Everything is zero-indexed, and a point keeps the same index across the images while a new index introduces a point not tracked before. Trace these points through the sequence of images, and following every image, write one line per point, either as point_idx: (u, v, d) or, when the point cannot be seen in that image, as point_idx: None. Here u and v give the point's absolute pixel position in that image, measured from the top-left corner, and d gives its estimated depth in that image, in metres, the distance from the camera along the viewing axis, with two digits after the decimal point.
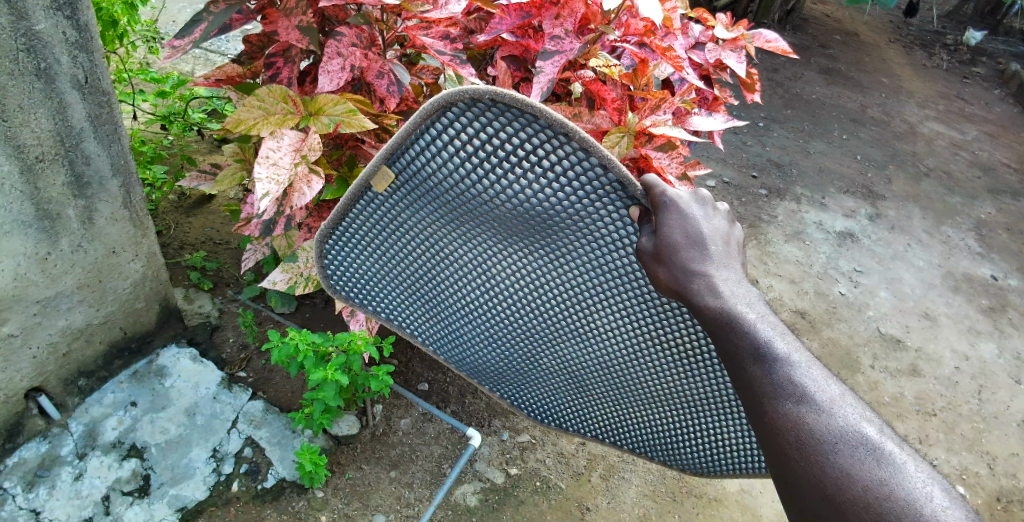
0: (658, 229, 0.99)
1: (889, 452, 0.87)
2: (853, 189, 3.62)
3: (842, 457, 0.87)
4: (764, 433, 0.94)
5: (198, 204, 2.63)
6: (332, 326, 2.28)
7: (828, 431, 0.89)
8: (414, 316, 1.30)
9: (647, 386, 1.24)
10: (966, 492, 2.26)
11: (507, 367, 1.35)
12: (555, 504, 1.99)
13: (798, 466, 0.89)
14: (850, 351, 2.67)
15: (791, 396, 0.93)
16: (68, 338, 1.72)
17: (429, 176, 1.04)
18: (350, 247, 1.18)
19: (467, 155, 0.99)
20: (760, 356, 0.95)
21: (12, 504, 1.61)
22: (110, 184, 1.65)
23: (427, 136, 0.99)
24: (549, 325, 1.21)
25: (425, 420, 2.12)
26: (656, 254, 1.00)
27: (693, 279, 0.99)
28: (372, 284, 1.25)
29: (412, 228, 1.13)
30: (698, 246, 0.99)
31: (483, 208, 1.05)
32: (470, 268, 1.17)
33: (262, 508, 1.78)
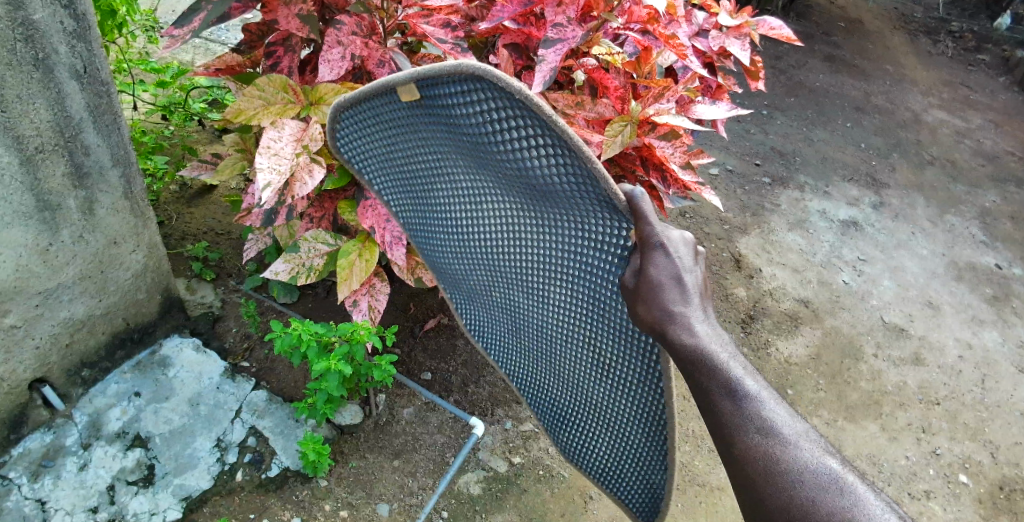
0: (642, 267, 0.92)
1: (851, 484, 0.88)
2: (856, 177, 3.60)
3: (809, 488, 0.87)
4: (729, 463, 0.93)
5: (199, 194, 2.62)
6: (334, 316, 2.26)
7: (794, 464, 0.89)
8: (415, 212, 1.24)
9: (587, 393, 1.19)
10: (967, 481, 2.28)
11: (483, 301, 1.30)
12: (558, 493, 2.00)
13: (766, 495, 0.89)
14: (853, 339, 2.68)
15: (759, 429, 0.91)
16: (70, 330, 1.72)
17: (446, 116, 0.94)
18: (365, 120, 1.09)
19: (483, 117, 0.90)
20: (731, 392, 0.92)
21: (18, 494, 1.62)
22: (109, 174, 1.65)
23: (459, 86, 0.88)
24: (526, 293, 1.15)
25: (428, 409, 2.12)
26: (637, 291, 0.93)
27: (670, 320, 0.92)
28: (379, 163, 1.18)
29: (425, 144, 1.05)
30: (683, 290, 0.92)
31: (491, 164, 0.98)
32: (468, 206, 1.10)
33: (266, 497, 1.79)
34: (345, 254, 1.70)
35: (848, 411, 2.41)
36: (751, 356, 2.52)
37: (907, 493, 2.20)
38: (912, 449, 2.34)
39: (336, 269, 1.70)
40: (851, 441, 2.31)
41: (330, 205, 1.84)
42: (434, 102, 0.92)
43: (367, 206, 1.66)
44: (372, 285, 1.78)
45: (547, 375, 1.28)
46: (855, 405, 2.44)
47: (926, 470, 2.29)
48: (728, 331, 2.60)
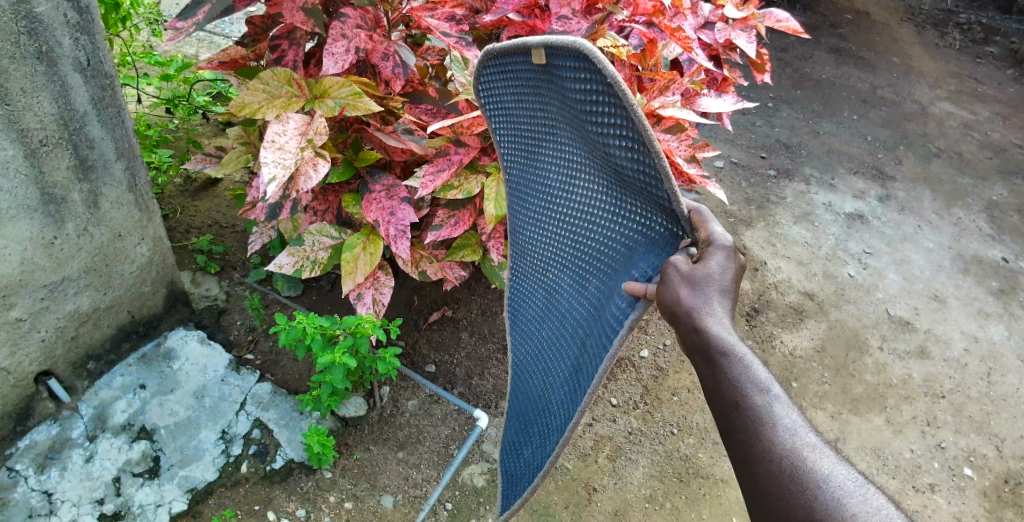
0: (699, 259, 0.93)
1: (873, 494, 0.86)
2: (862, 169, 3.57)
3: (832, 489, 0.86)
4: (749, 463, 0.91)
5: (204, 188, 2.63)
6: (338, 309, 2.27)
7: (816, 465, 0.88)
8: (512, 179, 1.22)
9: (553, 393, 1.16)
10: (972, 474, 2.27)
11: (532, 279, 1.26)
12: (561, 485, 2.00)
13: (788, 495, 0.87)
14: (859, 332, 2.67)
15: (782, 430, 0.91)
16: (76, 323, 1.72)
17: (561, 88, 0.91)
18: (496, 71, 1.05)
19: (588, 96, 0.86)
20: (756, 391, 0.93)
21: (25, 486, 1.63)
22: (114, 167, 1.65)
23: (581, 66, 0.84)
24: (572, 282, 1.12)
25: (432, 401, 2.12)
26: (690, 274, 0.91)
27: (706, 310, 0.94)
28: (492, 116, 1.14)
29: (541, 110, 1.01)
30: (725, 295, 0.96)
31: (588, 145, 0.94)
32: (557, 182, 1.07)
33: (271, 489, 1.81)
34: (349, 248, 1.71)
35: (852, 404, 2.40)
36: (754, 349, 2.52)
37: (912, 486, 2.20)
38: (917, 442, 2.33)
39: (340, 263, 1.70)
40: (856, 434, 2.31)
41: (334, 198, 1.85)
42: (555, 69, 0.89)
43: (371, 199, 1.67)
44: (377, 278, 1.78)
45: (540, 369, 1.24)
46: (861, 398, 2.43)
47: (931, 463, 2.28)
48: (732, 325, 2.59)
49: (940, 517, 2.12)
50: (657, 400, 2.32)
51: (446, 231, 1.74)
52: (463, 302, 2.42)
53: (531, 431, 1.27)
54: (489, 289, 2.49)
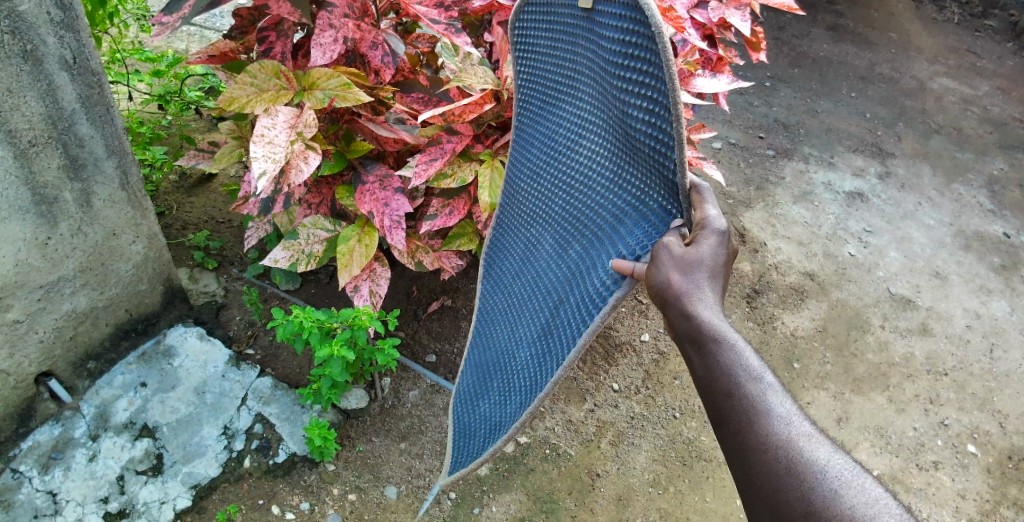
0: (693, 243, 0.90)
1: (868, 482, 0.87)
2: (861, 147, 3.55)
3: (829, 481, 0.86)
4: (744, 454, 0.91)
5: (199, 183, 2.61)
6: (337, 302, 2.26)
7: (812, 456, 0.88)
8: (532, 124, 1.23)
9: (522, 351, 1.14)
10: (976, 451, 2.27)
11: (523, 233, 1.26)
12: (565, 471, 2.01)
13: (785, 487, 0.87)
14: (860, 312, 2.66)
15: (776, 421, 0.90)
16: (73, 323, 1.72)
17: (602, 40, 0.92)
18: (551, 10, 1.06)
19: (625, 52, 0.86)
20: (749, 382, 0.91)
21: (29, 486, 1.64)
22: (105, 165, 1.63)
23: (628, 19, 0.85)
24: (560, 242, 1.12)
25: (434, 391, 2.12)
26: (683, 259, 0.89)
27: (696, 296, 0.92)
28: (533, 54, 1.15)
29: (578, 62, 1.02)
30: (717, 280, 0.93)
31: (609, 105, 0.95)
32: (573, 136, 1.08)
33: (274, 483, 1.81)
34: (345, 241, 1.70)
35: (855, 384, 2.40)
36: (756, 331, 2.51)
37: (916, 464, 2.20)
38: (920, 420, 2.33)
39: (335, 256, 1.69)
40: (859, 413, 2.31)
41: (328, 190, 1.83)
42: (604, 19, 0.90)
43: (364, 191, 1.66)
44: (373, 270, 1.77)
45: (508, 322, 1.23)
46: (863, 377, 2.43)
47: (934, 441, 2.28)
48: (732, 307, 2.58)
49: (943, 495, 2.12)
50: (659, 384, 2.32)
51: (441, 221, 1.73)
52: (463, 290, 2.41)
53: (488, 386, 1.25)
54: None
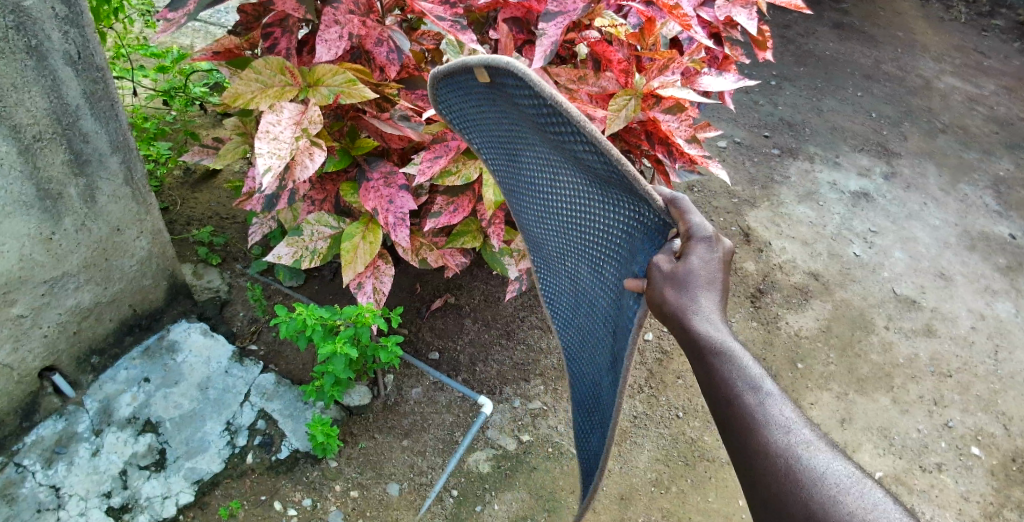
0: (683, 256, 0.92)
1: (871, 489, 0.85)
2: (866, 146, 3.53)
3: (829, 485, 0.84)
4: (745, 462, 0.91)
5: (203, 179, 2.61)
6: (340, 299, 2.26)
7: (812, 462, 0.87)
8: (505, 178, 1.21)
9: (601, 382, 1.16)
10: (979, 453, 2.26)
11: (554, 267, 1.25)
12: (567, 469, 2.01)
13: (786, 493, 0.86)
14: (864, 312, 2.65)
15: (776, 427, 0.91)
16: (77, 318, 1.72)
17: (516, 97, 0.91)
18: (456, 91, 1.05)
19: (537, 105, 0.86)
20: (747, 388, 0.93)
21: (32, 481, 1.64)
22: (110, 161, 1.63)
23: (522, 78, 0.84)
24: (586, 269, 1.11)
25: (437, 388, 2.12)
26: (673, 275, 0.91)
27: (693, 309, 0.95)
28: (467, 125, 1.14)
29: (508, 117, 1.00)
30: (712, 288, 0.96)
31: (557, 146, 0.94)
32: (543, 180, 1.06)
33: (277, 479, 1.81)
34: (349, 237, 1.69)
35: (859, 384, 2.39)
36: (759, 330, 2.51)
37: (919, 465, 2.19)
38: (924, 421, 2.32)
39: (340, 253, 1.69)
40: (863, 414, 2.30)
41: (332, 187, 1.83)
42: (504, 83, 0.89)
43: (369, 188, 1.66)
44: (377, 267, 1.77)
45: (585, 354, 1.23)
46: (867, 378, 2.42)
47: (937, 442, 2.28)
48: (736, 307, 2.58)
49: (947, 497, 2.12)
50: (661, 383, 2.31)
51: (445, 218, 1.73)
52: (466, 288, 2.41)
53: (589, 417, 1.28)
54: (492, 274, 2.48)
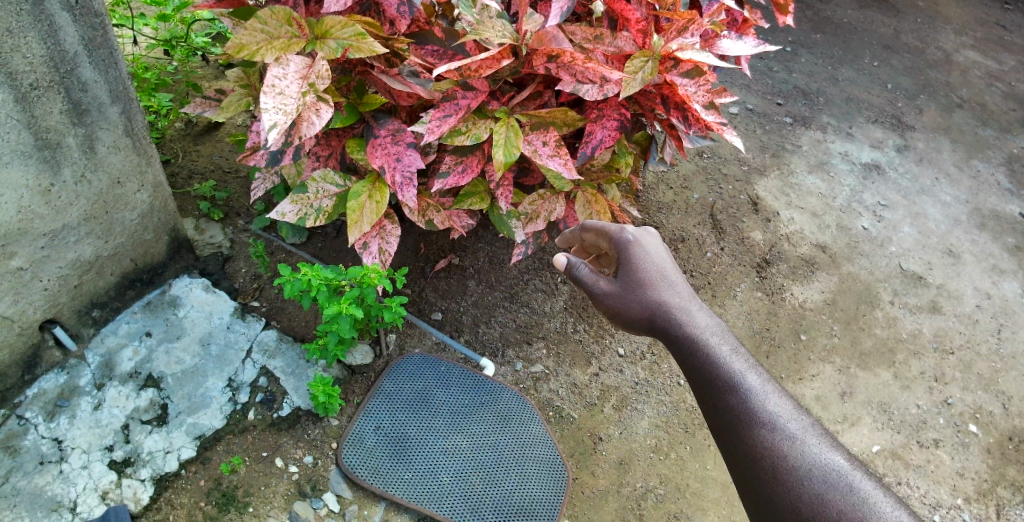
0: (633, 261, 1.42)
1: (858, 482, 1.06)
2: (881, 118, 3.46)
3: (819, 483, 1.07)
4: (740, 457, 1.16)
5: (205, 131, 2.55)
6: (344, 257, 2.23)
7: (801, 460, 1.10)
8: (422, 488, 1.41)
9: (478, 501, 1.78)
10: (977, 431, 2.27)
11: None
12: (567, 434, 2.03)
13: (777, 488, 1.10)
14: (870, 286, 2.63)
15: (767, 426, 1.16)
16: (78, 271, 1.70)
17: None
18: None
19: None
20: (738, 389, 1.21)
21: (35, 433, 1.65)
22: (109, 111, 1.59)
23: None
24: None
25: (438, 349, 2.13)
26: (638, 283, 1.39)
27: (663, 305, 1.36)
28: None
29: None
30: (669, 280, 1.39)
31: None
32: None
33: (278, 436, 1.82)
34: (355, 196, 1.66)
35: (861, 358, 2.39)
36: (764, 301, 2.50)
37: (917, 441, 2.21)
38: (924, 398, 2.33)
39: (345, 211, 1.65)
40: (863, 389, 2.31)
41: (337, 143, 1.78)
42: None
43: (376, 145, 1.62)
44: (382, 227, 1.73)
45: (423, 432, 1.92)
46: (869, 352, 2.42)
47: (936, 418, 2.29)
48: (741, 277, 2.56)
49: (942, 473, 2.14)
50: (664, 352, 2.29)
51: (453, 179, 1.68)
52: (471, 249, 2.38)
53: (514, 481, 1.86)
54: (497, 236, 2.44)
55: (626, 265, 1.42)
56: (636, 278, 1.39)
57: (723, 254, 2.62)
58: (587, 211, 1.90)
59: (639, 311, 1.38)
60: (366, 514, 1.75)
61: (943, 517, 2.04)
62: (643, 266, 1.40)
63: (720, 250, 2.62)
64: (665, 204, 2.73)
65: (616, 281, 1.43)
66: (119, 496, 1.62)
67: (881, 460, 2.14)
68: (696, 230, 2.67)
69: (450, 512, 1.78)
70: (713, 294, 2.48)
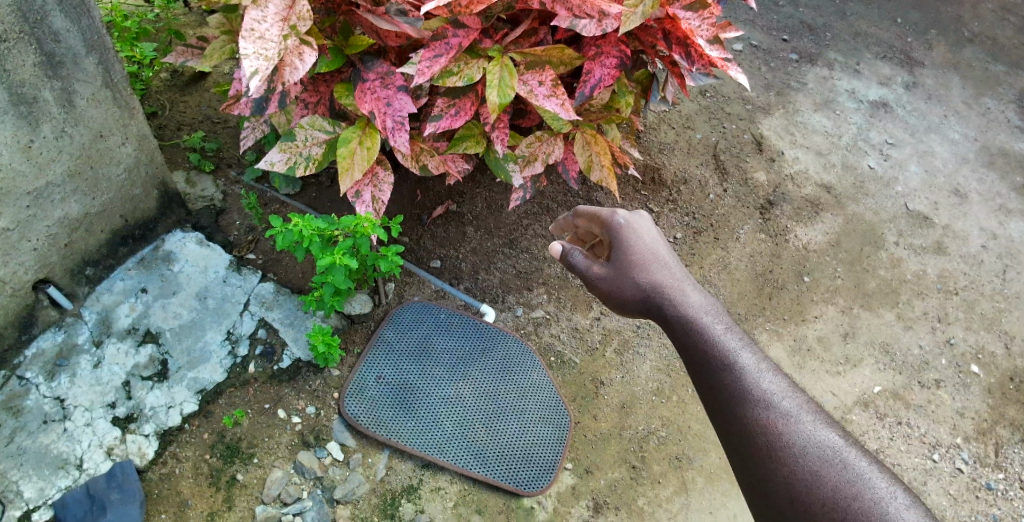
0: (625, 243, 1.39)
1: (854, 458, 1.00)
2: (890, 54, 3.34)
3: (813, 460, 1.01)
4: (734, 437, 1.11)
5: (192, 81, 2.47)
6: (339, 207, 2.19)
7: (795, 436, 1.05)
8: None
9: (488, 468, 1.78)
10: (979, 371, 2.27)
11: None
12: (569, 379, 2.03)
13: (769, 466, 1.04)
14: (875, 227, 2.59)
15: (760, 402, 1.10)
16: (67, 230, 1.67)
17: None
18: None
19: None
20: (730, 367, 1.16)
21: (37, 393, 1.65)
22: (85, 62, 1.53)
23: None
24: None
25: (438, 297, 2.12)
26: (632, 264, 1.37)
27: (656, 286, 1.33)
28: None
29: None
30: (661, 261, 1.36)
31: None
32: None
33: (280, 387, 1.82)
34: (345, 143, 1.60)
35: (864, 299, 2.38)
36: (767, 244, 2.46)
37: (918, 381, 2.21)
38: (926, 338, 2.32)
39: (336, 159, 1.60)
40: (866, 329, 2.30)
41: (326, 88, 1.72)
42: None
43: (365, 89, 1.56)
44: (375, 174, 1.69)
45: (425, 380, 1.93)
46: (873, 293, 2.40)
47: (938, 359, 2.29)
48: (744, 219, 2.52)
49: (942, 412, 2.15)
50: None
51: (447, 122, 1.63)
52: (468, 195, 2.33)
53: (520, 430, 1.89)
54: (495, 181, 2.38)
55: (619, 247, 1.40)
56: (628, 260, 1.37)
57: (726, 196, 2.57)
58: (586, 153, 1.85)
59: (633, 293, 1.36)
60: (370, 462, 1.76)
61: (942, 456, 2.06)
62: (635, 248, 1.38)
63: (723, 192, 2.57)
64: (667, 145, 2.67)
65: (609, 264, 1.41)
66: (124, 451, 1.64)
67: (883, 399, 2.15)
68: (698, 171, 2.61)
69: (451, 458, 1.79)
70: (715, 238, 2.45)
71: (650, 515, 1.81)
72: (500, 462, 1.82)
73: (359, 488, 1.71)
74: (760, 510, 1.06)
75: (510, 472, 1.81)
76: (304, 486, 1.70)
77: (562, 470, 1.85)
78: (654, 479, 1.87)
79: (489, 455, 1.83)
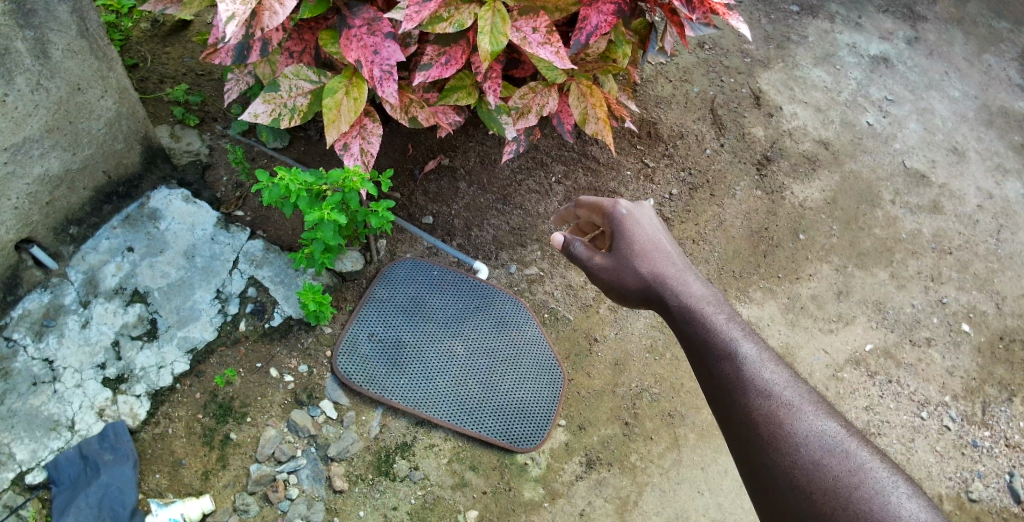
0: (626, 233, 1.37)
1: (854, 448, 1.00)
2: (893, 8, 3.25)
3: (815, 449, 1.01)
4: (736, 428, 1.10)
5: (174, 31, 2.37)
6: (328, 162, 2.13)
7: (796, 427, 1.04)
8: None
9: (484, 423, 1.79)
10: (969, 330, 2.29)
11: None
12: (563, 336, 2.03)
13: (770, 456, 1.04)
14: (872, 185, 2.56)
15: (762, 393, 1.10)
16: (48, 187, 1.62)
17: None
18: None
19: None
20: (732, 359, 1.14)
21: (25, 354, 1.63)
22: (58, 9, 1.45)
23: None
24: None
25: (431, 254, 2.09)
26: (633, 254, 1.34)
27: (658, 275, 1.31)
28: None
29: None
30: (663, 252, 1.34)
31: None
32: None
33: (272, 345, 1.81)
34: (331, 93, 1.55)
35: (858, 258, 2.37)
36: (763, 200, 2.44)
37: (910, 340, 2.23)
38: (919, 297, 2.33)
39: (322, 110, 1.55)
40: (859, 289, 2.30)
41: (310, 36, 1.66)
42: None
43: (351, 36, 1.49)
44: (363, 126, 1.64)
45: (419, 337, 1.92)
46: (868, 252, 2.39)
47: (930, 318, 2.30)
48: (741, 175, 2.48)
49: (931, 372, 2.17)
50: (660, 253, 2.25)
51: (437, 72, 1.57)
52: (461, 149, 2.28)
53: (514, 386, 1.90)
54: (489, 135, 2.33)
55: (620, 238, 1.37)
56: (629, 250, 1.35)
57: (722, 151, 2.53)
58: (582, 105, 1.80)
59: (634, 283, 1.33)
60: (364, 419, 1.77)
61: (931, 414, 2.10)
62: (636, 239, 1.36)
63: (719, 147, 2.53)
64: (664, 97, 2.61)
65: (609, 254, 1.38)
66: (116, 412, 1.63)
67: (874, 358, 2.17)
68: (696, 126, 2.56)
69: (446, 415, 1.80)
70: (711, 194, 2.42)
71: (643, 470, 1.84)
72: (496, 419, 1.83)
73: (353, 446, 1.72)
74: (759, 496, 1.06)
75: (505, 430, 1.82)
76: (298, 444, 1.70)
77: (556, 427, 1.86)
78: (647, 435, 1.89)
79: (484, 412, 1.83)
